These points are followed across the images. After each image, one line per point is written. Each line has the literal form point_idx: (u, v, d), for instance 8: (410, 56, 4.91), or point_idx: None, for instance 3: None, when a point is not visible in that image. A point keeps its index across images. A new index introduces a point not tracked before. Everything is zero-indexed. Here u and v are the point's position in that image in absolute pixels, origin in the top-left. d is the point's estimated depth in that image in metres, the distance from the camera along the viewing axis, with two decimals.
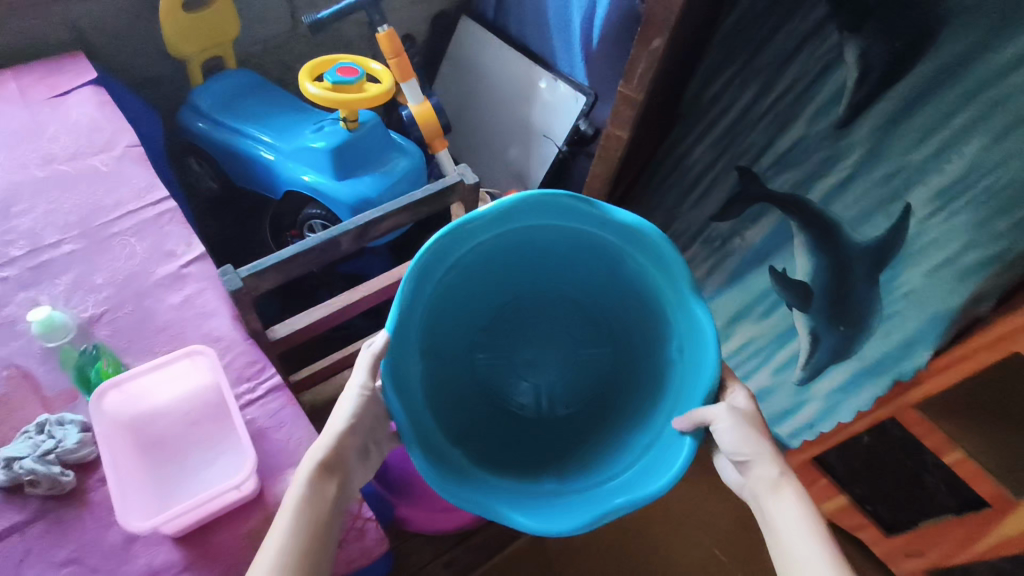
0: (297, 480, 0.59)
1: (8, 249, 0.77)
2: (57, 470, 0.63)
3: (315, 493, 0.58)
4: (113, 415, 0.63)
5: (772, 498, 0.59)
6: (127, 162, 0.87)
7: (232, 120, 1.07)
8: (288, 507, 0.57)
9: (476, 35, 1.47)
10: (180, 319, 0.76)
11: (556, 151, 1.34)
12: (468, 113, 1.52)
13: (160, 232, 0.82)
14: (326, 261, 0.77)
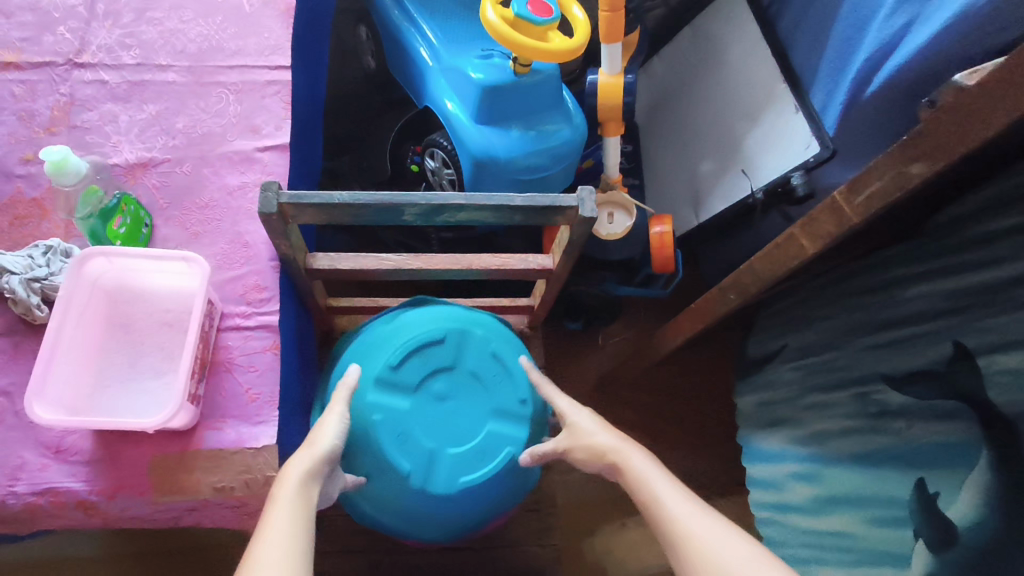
0: (281, 490, 0.51)
1: (122, 54, 0.75)
2: (34, 301, 0.60)
3: (302, 497, 0.51)
4: (95, 283, 0.59)
5: (654, 483, 0.57)
6: (270, 10, 0.80)
7: (407, 5, 0.95)
8: (284, 509, 0.50)
9: (734, 8, 1.16)
10: (225, 204, 0.69)
11: (748, 193, 1.09)
12: (683, 98, 1.27)
13: (259, 101, 0.75)
14: (384, 222, 0.66)
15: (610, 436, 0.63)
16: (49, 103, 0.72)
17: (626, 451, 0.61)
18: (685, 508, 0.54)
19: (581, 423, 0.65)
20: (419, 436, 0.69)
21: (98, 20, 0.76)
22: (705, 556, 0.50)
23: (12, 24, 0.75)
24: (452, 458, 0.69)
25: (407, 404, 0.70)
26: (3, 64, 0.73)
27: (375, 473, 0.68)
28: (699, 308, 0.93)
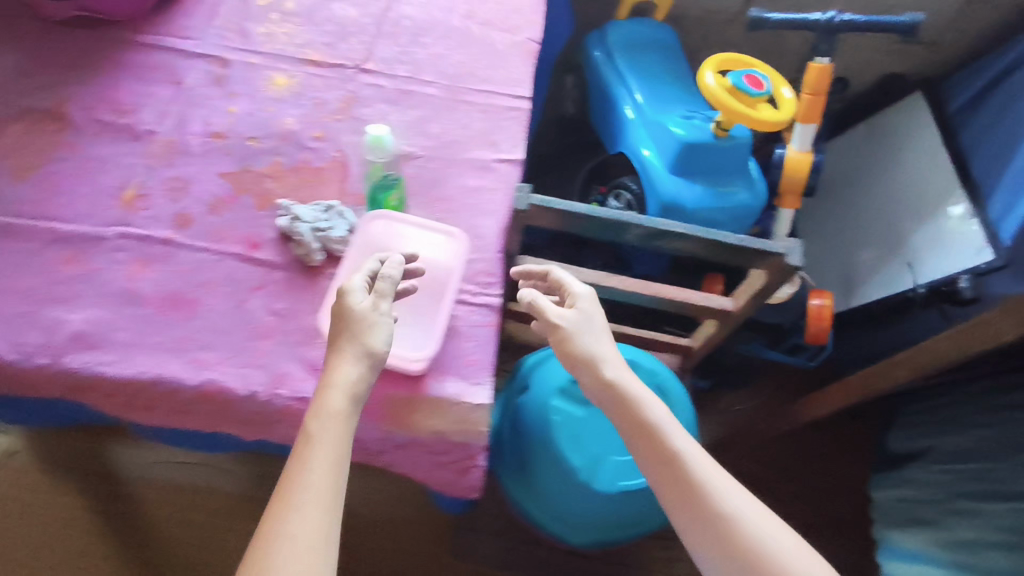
0: (317, 439, 0.58)
1: (397, 67, 0.90)
2: (314, 248, 0.73)
3: (336, 444, 0.58)
4: (367, 240, 0.73)
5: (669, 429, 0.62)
6: (518, 50, 0.93)
7: (621, 63, 1.08)
8: (324, 462, 0.57)
9: (917, 112, 1.21)
10: (464, 200, 0.80)
11: (908, 287, 1.11)
12: (844, 189, 1.32)
13: (500, 121, 0.87)
14: (603, 237, 0.75)
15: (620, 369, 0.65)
16: (336, 95, 0.86)
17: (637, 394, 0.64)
18: (700, 464, 0.60)
19: (586, 333, 0.66)
20: (588, 441, 0.74)
21: (382, 37, 0.92)
22: (727, 513, 0.57)
23: (319, 31, 0.91)
24: (616, 466, 0.73)
25: (580, 413, 0.75)
26: (306, 60, 0.89)
27: (544, 465, 0.74)
28: (850, 383, 0.96)
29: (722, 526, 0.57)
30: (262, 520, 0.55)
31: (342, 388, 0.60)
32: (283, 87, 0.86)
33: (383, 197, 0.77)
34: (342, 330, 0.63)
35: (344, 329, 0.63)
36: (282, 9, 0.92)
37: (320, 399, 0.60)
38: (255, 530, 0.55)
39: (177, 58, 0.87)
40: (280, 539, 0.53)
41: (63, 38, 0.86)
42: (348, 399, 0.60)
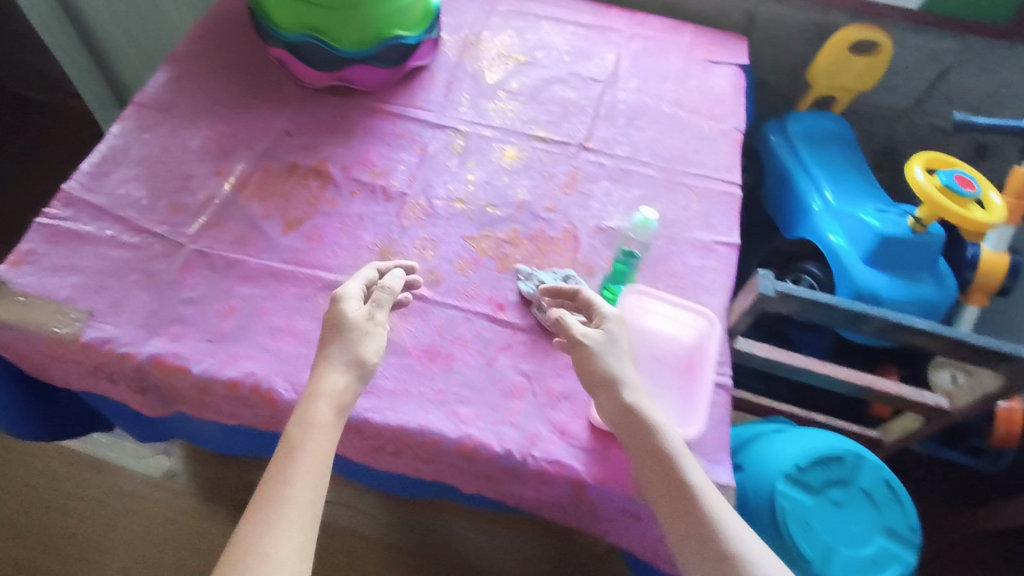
0: (300, 447, 0.60)
1: (615, 147, 0.96)
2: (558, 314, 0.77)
3: (317, 453, 0.60)
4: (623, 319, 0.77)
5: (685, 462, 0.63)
6: (725, 138, 0.99)
7: (804, 154, 1.13)
8: (308, 470, 0.59)
9: None
10: (689, 277, 0.83)
11: None
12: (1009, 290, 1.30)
13: (716, 205, 0.91)
14: (837, 325, 0.77)
15: (639, 389, 0.66)
16: (561, 169, 0.92)
17: (657, 420, 0.65)
18: (710, 500, 0.61)
19: (613, 358, 0.67)
20: (821, 531, 0.76)
21: (600, 119, 0.99)
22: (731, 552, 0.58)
23: (542, 110, 0.99)
24: (846, 558, 0.76)
25: (810, 501, 0.78)
26: (534, 136, 0.96)
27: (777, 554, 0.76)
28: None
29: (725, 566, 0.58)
30: (238, 531, 0.56)
31: (331, 397, 0.63)
32: (515, 160, 0.92)
33: (630, 268, 0.80)
34: (335, 340, 0.66)
35: (336, 341, 0.66)
36: (508, 89, 1.01)
37: (306, 409, 0.62)
38: (230, 540, 0.55)
39: (418, 127, 0.95)
40: (263, 550, 0.54)
41: (321, 104, 0.96)
42: (332, 412, 0.63)
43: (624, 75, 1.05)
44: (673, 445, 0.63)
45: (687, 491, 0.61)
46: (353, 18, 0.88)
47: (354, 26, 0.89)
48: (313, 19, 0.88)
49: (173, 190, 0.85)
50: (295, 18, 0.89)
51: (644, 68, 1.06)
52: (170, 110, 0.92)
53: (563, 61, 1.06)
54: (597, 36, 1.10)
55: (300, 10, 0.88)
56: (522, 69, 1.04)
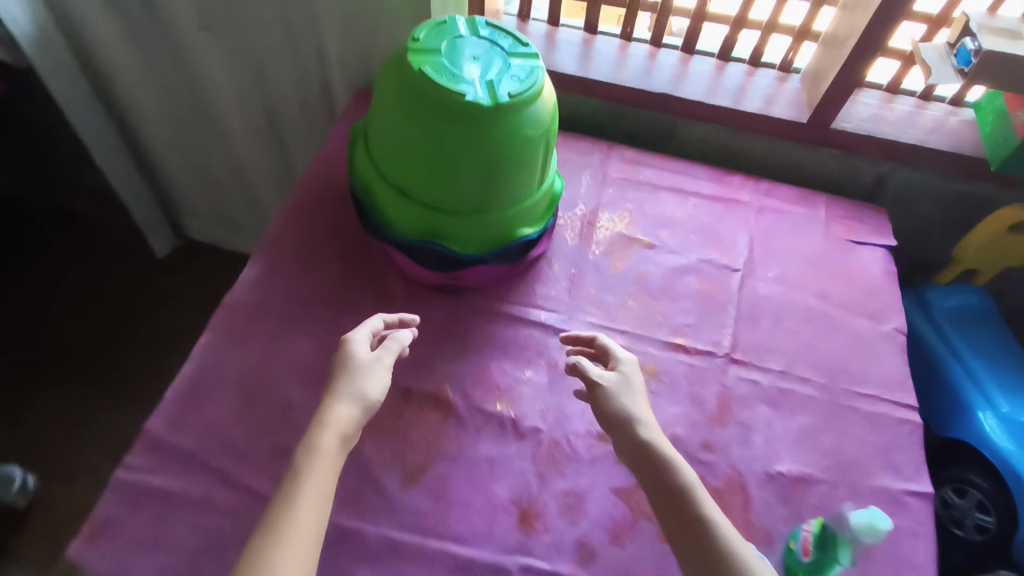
0: (302, 476, 0.57)
1: (767, 357, 0.83)
2: None
3: (321, 481, 0.57)
4: None
5: (700, 495, 0.60)
6: (889, 343, 0.86)
7: (953, 339, 1.02)
8: (312, 486, 0.56)
9: None
10: (886, 546, 0.70)
11: None
12: None
13: (896, 438, 0.78)
14: None
15: (656, 432, 0.66)
16: (712, 392, 0.80)
17: (668, 451, 0.64)
18: (709, 512, 0.60)
19: (627, 397, 0.68)
20: None
21: (744, 320, 0.87)
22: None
23: (677, 307, 0.87)
24: None
25: None
26: (675, 344, 0.84)
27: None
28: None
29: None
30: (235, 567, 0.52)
31: (341, 420, 0.61)
32: (658, 380, 0.80)
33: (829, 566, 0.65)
34: (344, 373, 0.65)
35: (350, 373, 0.65)
36: (637, 279, 0.90)
37: (314, 433, 0.60)
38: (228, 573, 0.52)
39: (543, 334, 0.83)
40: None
41: (431, 305, 0.84)
42: (339, 437, 0.61)
43: (761, 261, 0.93)
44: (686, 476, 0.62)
45: (702, 521, 0.58)
46: (481, 225, 0.78)
47: (484, 232, 0.79)
48: (437, 225, 0.78)
49: (272, 429, 0.72)
50: (416, 222, 0.78)
51: (781, 249, 0.95)
52: (263, 316, 0.81)
53: (691, 242, 0.94)
54: (725, 208, 0.99)
55: (423, 216, 0.78)
56: (648, 253, 0.92)
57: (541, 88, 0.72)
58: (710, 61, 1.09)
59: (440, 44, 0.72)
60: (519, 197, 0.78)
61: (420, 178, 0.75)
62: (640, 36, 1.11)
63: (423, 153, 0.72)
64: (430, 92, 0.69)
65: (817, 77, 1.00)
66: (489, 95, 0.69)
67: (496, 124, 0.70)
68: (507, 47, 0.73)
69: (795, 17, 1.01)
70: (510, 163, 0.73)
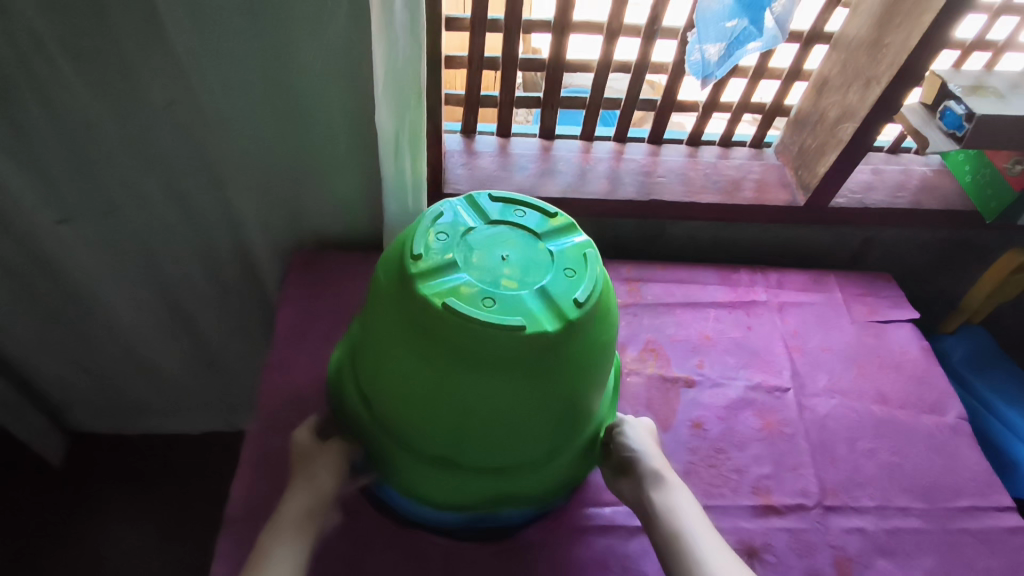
0: (264, 553, 0.54)
1: (860, 494, 0.74)
2: None
3: (286, 558, 0.54)
4: None
5: (674, 497, 0.60)
6: (960, 437, 0.80)
7: (980, 392, 0.96)
8: (277, 568, 0.53)
9: None
10: None
11: None
12: None
13: (1015, 555, 0.71)
14: None
15: (649, 454, 0.63)
16: (826, 559, 0.69)
17: (667, 476, 0.62)
18: (683, 512, 0.59)
19: (643, 443, 0.65)
20: None
21: (820, 453, 0.76)
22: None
23: (748, 457, 0.75)
24: None
25: None
26: (763, 507, 0.72)
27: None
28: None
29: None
30: None
31: (302, 498, 0.58)
32: (764, 562, 0.68)
33: None
34: (311, 463, 0.60)
35: (309, 461, 0.61)
36: (692, 430, 0.77)
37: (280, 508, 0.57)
38: None
39: (621, 541, 0.68)
40: None
41: (477, 545, 0.66)
42: (304, 513, 0.57)
43: (806, 370, 0.84)
44: (681, 504, 0.59)
45: (674, 518, 0.58)
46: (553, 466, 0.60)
47: (557, 473, 0.62)
48: (503, 486, 0.59)
49: None
50: (468, 489, 0.59)
51: (817, 349, 0.87)
52: None
53: (731, 365, 0.84)
54: (746, 312, 0.90)
55: (478, 480, 0.58)
56: (692, 393, 0.80)
57: (601, 273, 0.56)
58: (680, 147, 1.00)
59: (454, 253, 0.55)
60: (592, 418, 0.62)
61: (472, 444, 0.55)
62: (600, 133, 1.00)
63: (473, 415, 0.53)
64: (474, 336, 0.50)
65: (802, 154, 0.94)
66: (550, 308, 0.52)
67: (568, 351, 0.53)
68: (538, 229, 0.58)
69: (765, 95, 0.95)
70: (588, 388, 0.57)
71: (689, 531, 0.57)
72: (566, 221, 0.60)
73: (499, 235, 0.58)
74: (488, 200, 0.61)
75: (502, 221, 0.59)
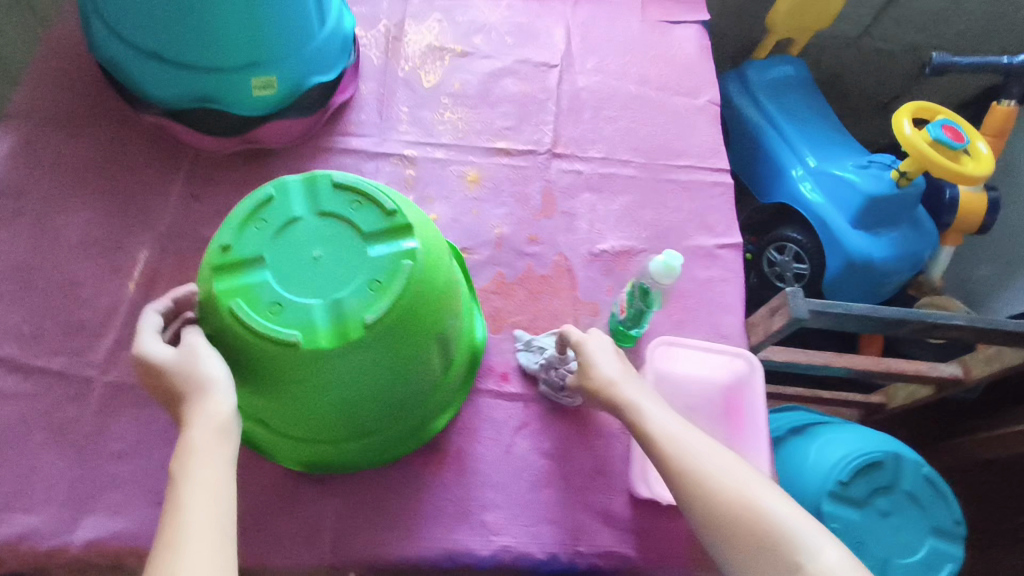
0: (185, 474, 0.43)
1: (589, 148, 0.83)
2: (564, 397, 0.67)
3: (212, 476, 0.44)
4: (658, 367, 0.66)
5: (653, 415, 0.54)
6: (703, 116, 0.88)
7: (765, 109, 1.05)
8: (190, 518, 0.41)
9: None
10: (699, 297, 0.76)
11: None
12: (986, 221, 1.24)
13: (709, 201, 0.82)
14: (858, 329, 0.71)
15: (616, 373, 0.58)
16: (537, 188, 0.80)
17: (630, 391, 0.57)
18: (681, 428, 0.53)
19: (604, 358, 0.59)
20: None
21: (565, 116, 0.85)
22: (724, 493, 0.48)
23: (496, 113, 0.84)
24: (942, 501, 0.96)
25: None
26: (495, 149, 0.81)
27: None
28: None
29: (741, 522, 0.47)
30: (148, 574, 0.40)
31: (210, 418, 0.45)
32: (478, 184, 0.79)
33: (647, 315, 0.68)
34: (196, 371, 0.47)
35: (171, 370, 0.47)
36: (451, 90, 0.85)
37: (181, 437, 0.45)
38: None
39: (357, 160, 0.79)
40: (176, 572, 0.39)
41: (225, 152, 0.77)
42: (214, 432, 0.45)
43: (579, 53, 0.90)
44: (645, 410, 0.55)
45: (670, 435, 0.52)
46: (375, 440, 0.60)
47: (381, 439, 0.60)
48: (320, 452, 0.59)
49: (61, 308, 0.66)
50: (300, 449, 0.59)
51: (599, 38, 0.92)
52: (29, 194, 0.71)
53: (506, 44, 0.89)
54: (539, 4, 0.94)
55: (304, 444, 0.58)
56: (462, 61, 0.87)
57: (416, 286, 0.51)
58: None
59: (267, 248, 0.51)
60: (429, 397, 0.61)
61: (284, 418, 0.55)
62: None
63: (279, 398, 0.53)
64: (258, 348, 0.49)
65: None
66: (335, 325, 0.49)
67: (366, 351, 0.50)
68: (363, 229, 0.52)
69: None
70: (398, 378, 0.54)
71: (708, 451, 0.51)
72: (403, 220, 0.53)
73: (326, 232, 0.52)
74: (329, 184, 0.54)
75: (332, 214, 0.52)
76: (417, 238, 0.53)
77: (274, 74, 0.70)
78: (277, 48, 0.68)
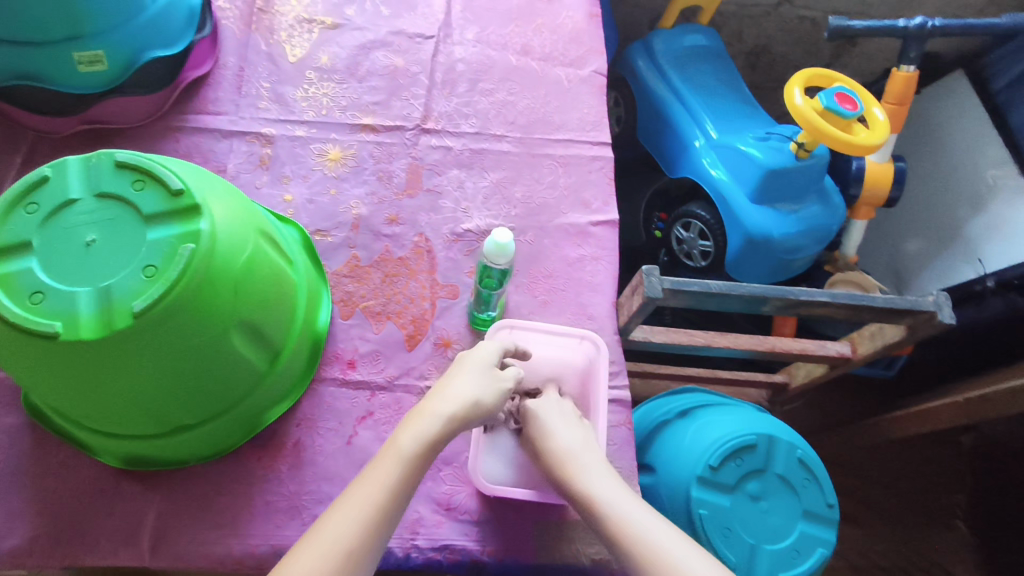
0: (370, 470, 0.47)
1: (461, 122, 0.79)
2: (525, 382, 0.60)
3: (383, 480, 0.47)
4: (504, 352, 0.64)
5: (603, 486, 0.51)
6: (588, 87, 0.84)
7: (671, 80, 1.01)
8: (350, 515, 0.45)
9: (953, 93, 1.14)
10: (568, 277, 0.72)
11: (972, 276, 1.05)
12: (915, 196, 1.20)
13: (586, 176, 0.78)
14: (724, 307, 0.67)
15: (570, 439, 0.55)
16: (402, 165, 0.76)
17: (583, 459, 0.53)
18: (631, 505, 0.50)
19: (555, 421, 0.57)
20: None
21: (438, 89, 0.81)
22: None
23: (365, 88, 0.80)
24: None
25: None
26: (359, 125, 0.77)
27: None
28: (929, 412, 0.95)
29: None
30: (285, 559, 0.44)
31: (431, 422, 0.50)
32: (339, 162, 0.75)
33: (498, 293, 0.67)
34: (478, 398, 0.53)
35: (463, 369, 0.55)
36: (318, 65, 0.81)
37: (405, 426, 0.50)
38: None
39: (211, 139, 0.75)
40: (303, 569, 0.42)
41: (66, 131, 0.73)
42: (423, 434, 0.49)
43: (458, 23, 0.86)
44: (590, 483, 0.51)
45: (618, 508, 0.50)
46: (194, 437, 0.56)
47: (200, 437, 0.56)
48: (132, 448, 0.56)
49: None
50: (112, 445, 0.56)
51: (481, 8, 0.87)
52: None
53: (381, 15, 0.85)
54: None
55: (114, 440, 0.56)
56: (332, 34, 0.83)
57: (199, 270, 0.47)
58: None
59: (35, 233, 0.48)
60: (251, 390, 0.58)
61: (80, 413, 0.52)
62: None
63: (62, 391, 0.50)
64: (18, 339, 0.46)
65: None
66: (100, 313, 0.46)
67: (139, 342, 0.46)
68: (143, 211, 0.49)
69: None
70: (196, 370, 0.51)
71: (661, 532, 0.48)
72: (189, 200, 0.49)
73: (105, 217, 0.49)
74: (113, 164, 0.51)
75: (112, 195, 0.49)
76: (204, 219, 0.49)
77: (104, 48, 0.65)
78: (103, 20, 0.64)
